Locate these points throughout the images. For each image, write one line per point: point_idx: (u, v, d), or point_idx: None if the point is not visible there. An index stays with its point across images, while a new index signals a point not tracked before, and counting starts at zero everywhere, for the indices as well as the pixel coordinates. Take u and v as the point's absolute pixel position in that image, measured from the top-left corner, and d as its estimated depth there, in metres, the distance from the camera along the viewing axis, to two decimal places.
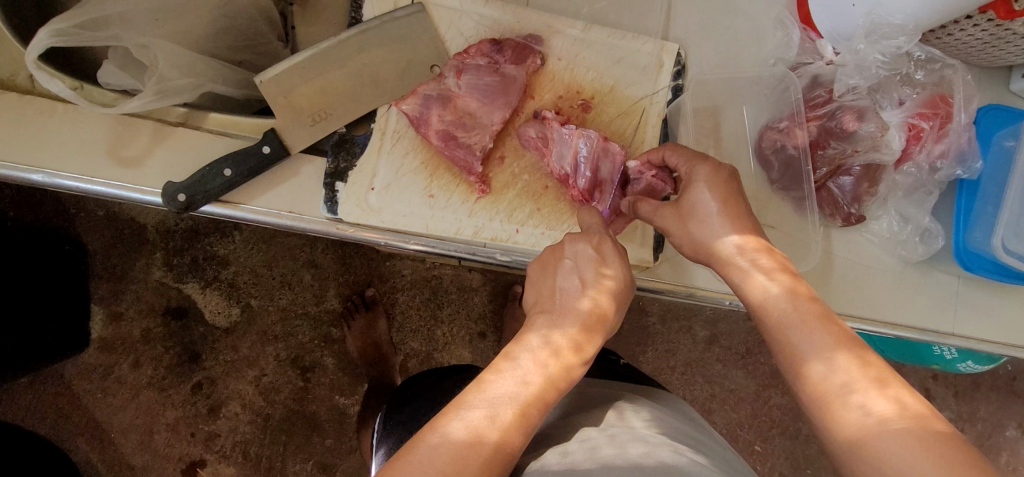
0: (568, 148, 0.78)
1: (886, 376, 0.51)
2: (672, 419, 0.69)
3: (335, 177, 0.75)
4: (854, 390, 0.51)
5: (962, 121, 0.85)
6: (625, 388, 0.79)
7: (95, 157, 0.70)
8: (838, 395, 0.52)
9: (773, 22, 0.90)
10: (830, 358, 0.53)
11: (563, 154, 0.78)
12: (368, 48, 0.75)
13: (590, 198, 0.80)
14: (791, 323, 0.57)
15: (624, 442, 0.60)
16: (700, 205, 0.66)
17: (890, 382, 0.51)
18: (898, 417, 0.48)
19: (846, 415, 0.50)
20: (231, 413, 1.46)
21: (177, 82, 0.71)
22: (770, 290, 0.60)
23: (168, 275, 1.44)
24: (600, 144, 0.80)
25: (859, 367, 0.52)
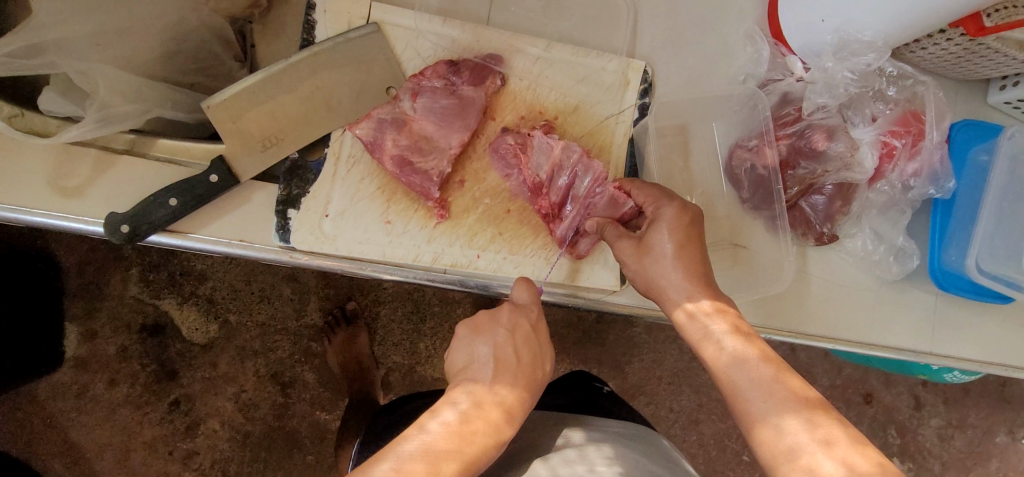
0: (545, 156, 0.78)
1: (837, 435, 0.51)
2: (634, 455, 0.68)
3: (287, 204, 0.73)
4: (802, 453, 0.51)
5: (935, 139, 0.83)
6: (594, 422, 0.77)
7: (33, 187, 0.67)
8: (785, 460, 0.52)
9: (742, 37, 0.87)
10: (777, 423, 0.54)
11: (540, 162, 0.78)
12: (320, 71, 0.73)
13: (560, 212, 0.80)
14: (744, 383, 0.57)
15: None
16: (657, 247, 0.68)
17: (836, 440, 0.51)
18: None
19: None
20: (209, 431, 1.43)
21: (121, 109, 0.69)
22: (723, 351, 0.61)
23: (144, 291, 1.41)
24: (581, 158, 0.79)
25: (807, 430, 0.52)
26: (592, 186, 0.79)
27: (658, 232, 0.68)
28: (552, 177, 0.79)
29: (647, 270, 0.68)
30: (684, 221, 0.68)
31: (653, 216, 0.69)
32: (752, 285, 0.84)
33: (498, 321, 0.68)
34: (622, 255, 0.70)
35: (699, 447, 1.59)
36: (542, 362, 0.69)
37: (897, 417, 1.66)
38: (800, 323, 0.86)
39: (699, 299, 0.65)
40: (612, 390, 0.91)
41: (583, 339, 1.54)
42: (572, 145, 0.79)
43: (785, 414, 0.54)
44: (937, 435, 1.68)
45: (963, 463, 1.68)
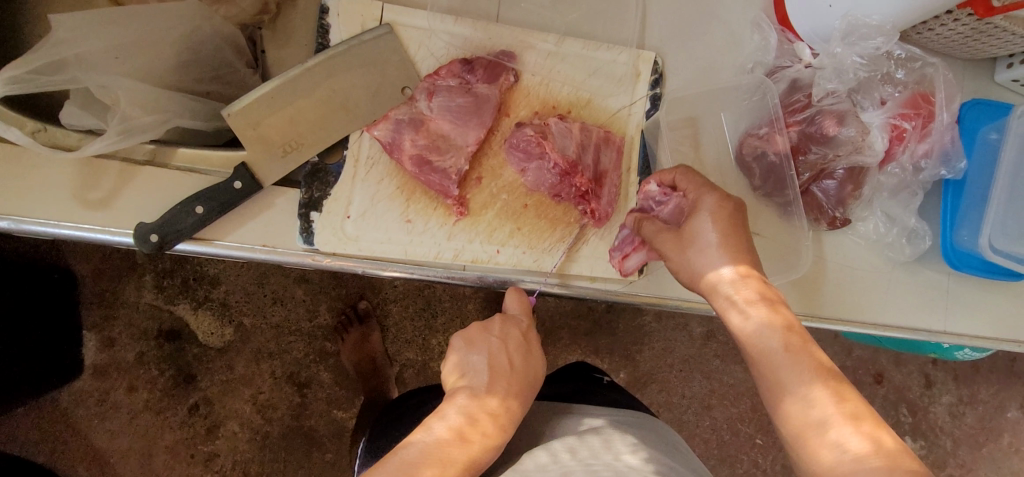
0: (568, 138, 0.80)
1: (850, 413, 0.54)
2: (651, 443, 0.70)
3: (309, 207, 0.74)
4: (830, 427, 0.54)
5: (945, 120, 0.84)
6: (610, 412, 0.78)
7: (60, 200, 0.69)
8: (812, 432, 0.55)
9: (749, 26, 0.88)
10: (805, 394, 0.57)
11: (565, 144, 0.80)
12: (336, 73, 0.73)
13: (594, 189, 0.82)
14: (773, 359, 0.60)
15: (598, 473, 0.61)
16: (701, 235, 0.67)
17: (855, 421, 0.54)
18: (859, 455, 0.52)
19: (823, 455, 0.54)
20: (229, 433, 1.45)
21: (142, 120, 0.70)
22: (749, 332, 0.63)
23: (159, 298, 1.43)
24: (599, 134, 0.82)
25: (835, 404, 0.55)
26: (615, 157, 0.83)
27: (700, 220, 0.67)
28: (580, 156, 0.81)
29: (688, 258, 0.68)
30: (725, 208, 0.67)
31: (694, 202, 0.68)
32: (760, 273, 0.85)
33: (491, 333, 0.73)
34: (663, 248, 0.70)
35: (714, 432, 1.60)
36: (533, 371, 0.72)
37: (909, 396, 1.68)
38: (813, 305, 0.87)
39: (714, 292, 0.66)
40: (611, 380, 0.94)
41: (594, 329, 1.56)
42: (589, 125, 0.82)
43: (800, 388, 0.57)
44: (948, 412, 1.69)
45: (975, 439, 1.70)
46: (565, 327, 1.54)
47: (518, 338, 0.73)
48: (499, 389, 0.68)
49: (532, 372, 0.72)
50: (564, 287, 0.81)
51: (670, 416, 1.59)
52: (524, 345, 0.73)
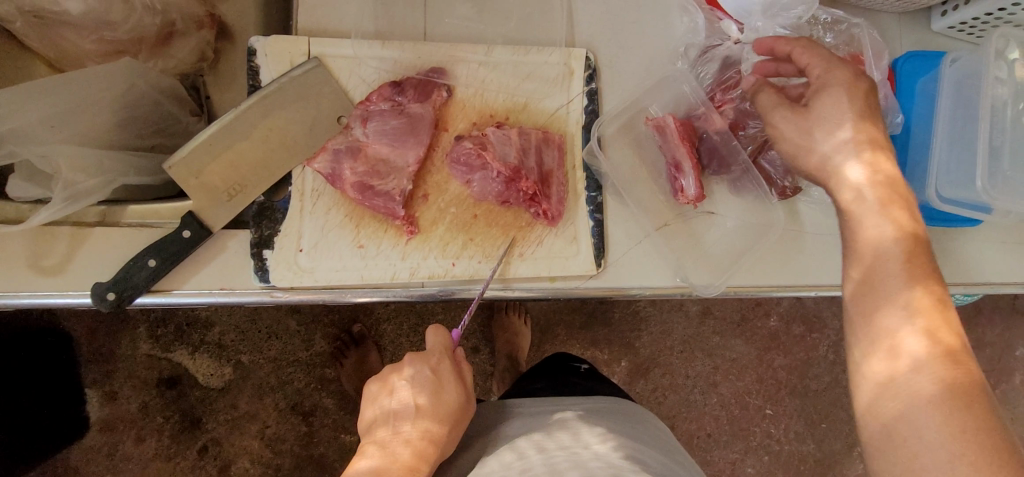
0: (507, 145, 0.81)
1: (931, 315, 0.60)
2: (620, 429, 0.73)
3: (261, 245, 0.76)
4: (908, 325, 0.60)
5: (878, 79, 0.84)
6: (576, 399, 0.80)
7: (17, 270, 0.70)
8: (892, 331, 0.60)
9: (677, 8, 0.89)
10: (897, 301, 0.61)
11: (505, 150, 0.81)
12: (272, 112, 0.75)
13: (542, 191, 0.82)
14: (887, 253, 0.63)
15: (560, 466, 0.64)
16: (825, 112, 0.69)
17: (936, 325, 0.59)
18: (930, 358, 0.57)
19: (910, 346, 0.59)
20: (241, 470, 1.47)
21: (86, 183, 0.72)
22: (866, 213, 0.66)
23: (155, 347, 1.45)
24: (537, 136, 0.83)
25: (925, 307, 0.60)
26: (557, 156, 0.84)
27: (830, 96, 0.69)
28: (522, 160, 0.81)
29: (811, 134, 0.70)
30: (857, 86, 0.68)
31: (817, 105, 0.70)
32: (715, 261, 0.86)
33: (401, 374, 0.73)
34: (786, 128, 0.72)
35: (723, 409, 1.60)
36: (449, 407, 0.72)
37: None
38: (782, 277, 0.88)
39: None
40: (589, 367, 0.97)
41: (589, 321, 1.56)
42: (526, 129, 0.83)
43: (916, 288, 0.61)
44: None
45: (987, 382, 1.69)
46: (560, 323, 1.56)
47: (426, 376, 0.73)
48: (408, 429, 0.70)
49: (445, 406, 0.72)
50: (523, 289, 0.82)
51: (677, 398, 1.59)
52: (434, 381, 0.73)
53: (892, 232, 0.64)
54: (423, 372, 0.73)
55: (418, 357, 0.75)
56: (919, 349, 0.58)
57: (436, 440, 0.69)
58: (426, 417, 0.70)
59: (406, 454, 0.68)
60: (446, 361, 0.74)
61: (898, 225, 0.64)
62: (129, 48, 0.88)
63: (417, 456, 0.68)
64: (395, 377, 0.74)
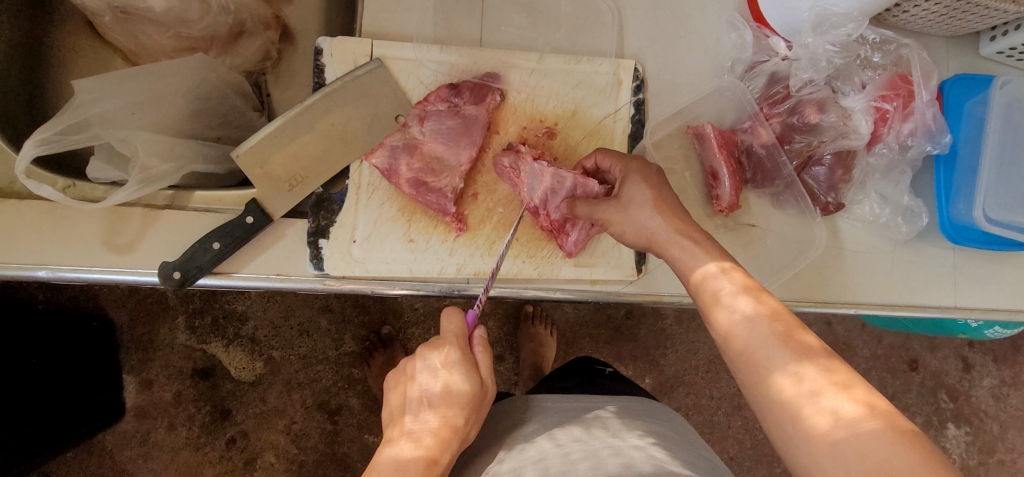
0: (536, 182, 0.80)
1: (853, 380, 0.52)
2: (654, 428, 0.74)
3: (317, 234, 0.79)
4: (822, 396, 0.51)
5: (925, 99, 0.85)
6: (607, 399, 0.82)
7: (91, 247, 0.75)
8: (805, 401, 0.51)
9: (724, 25, 0.91)
10: (795, 370, 0.53)
11: (533, 186, 0.80)
12: (334, 109, 0.79)
13: (562, 228, 0.83)
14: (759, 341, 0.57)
15: (599, 457, 0.65)
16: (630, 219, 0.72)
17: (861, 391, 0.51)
18: (867, 417, 0.48)
19: (815, 423, 0.50)
20: (266, 464, 1.50)
21: (160, 168, 0.76)
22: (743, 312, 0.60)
23: (191, 338, 1.49)
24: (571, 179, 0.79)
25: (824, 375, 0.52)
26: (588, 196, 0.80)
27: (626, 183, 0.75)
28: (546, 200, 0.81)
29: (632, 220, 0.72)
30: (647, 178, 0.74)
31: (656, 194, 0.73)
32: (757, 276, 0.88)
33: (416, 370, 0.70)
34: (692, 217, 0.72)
35: (746, 432, 1.60)
36: (472, 392, 0.67)
37: (947, 381, 1.64)
38: (822, 294, 0.89)
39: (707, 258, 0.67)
40: (614, 370, 0.98)
41: (616, 336, 1.57)
42: (562, 170, 0.79)
43: (785, 367, 0.54)
44: (991, 395, 1.65)
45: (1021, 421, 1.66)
46: (586, 336, 1.56)
47: (439, 366, 0.69)
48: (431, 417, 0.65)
49: (463, 391, 0.67)
50: (566, 291, 0.83)
51: (700, 418, 1.59)
52: (447, 370, 0.68)
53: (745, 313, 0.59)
54: (435, 363, 0.69)
55: (429, 350, 0.71)
56: (823, 426, 0.50)
57: (462, 422, 0.66)
58: (440, 406, 0.66)
59: (429, 441, 0.63)
60: (456, 349, 0.70)
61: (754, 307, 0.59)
62: (200, 45, 0.93)
63: (438, 445, 0.63)
64: (409, 375, 0.70)
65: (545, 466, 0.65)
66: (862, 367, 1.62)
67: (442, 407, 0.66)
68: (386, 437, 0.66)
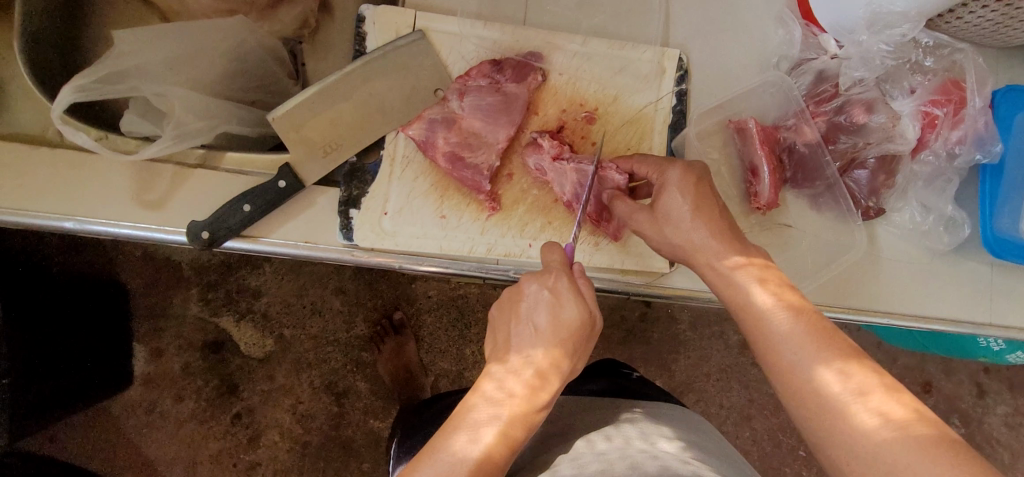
0: (564, 180, 0.79)
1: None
2: (684, 432, 0.72)
3: (349, 204, 0.78)
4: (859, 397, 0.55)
5: (977, 105, 0.83)
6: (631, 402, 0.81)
7: (121, 201, 0.74)
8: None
9: (773, 21, 0.90)
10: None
11: (561, 184, 0.80)
12: (372, 78, 0.77)
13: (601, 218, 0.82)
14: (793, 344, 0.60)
15: (639, 460, 0.62)
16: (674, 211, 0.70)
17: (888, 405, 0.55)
18: (898, 423, 0.53)
19: (863, 422, 0.54)
20: (270, 442, 1.49)
21: (193, 125, 0.75)
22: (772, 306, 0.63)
23: (204, 310, 1.49)
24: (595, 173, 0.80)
25: (851, 375, 0.57)
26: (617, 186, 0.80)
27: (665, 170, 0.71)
28: (576, 195, 0.80)
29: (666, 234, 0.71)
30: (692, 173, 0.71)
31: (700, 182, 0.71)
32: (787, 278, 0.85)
33: (521, 299, 0.66)
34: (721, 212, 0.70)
35: (753, 443, 1.56)
36: (581, 328, 0.64)
37: (960, 406, 1.60)
38: (856, 302, 0.86)
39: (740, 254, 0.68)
40: (640, 375, 0.95)
41: (628, 337, 1.55)
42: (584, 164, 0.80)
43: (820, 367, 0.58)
44: (1004, 423, 1.62)
45: None
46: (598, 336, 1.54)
47: (547, 298, 0.64)
48: (538, 352, 0.63)
49: (569, 326, 0.64)
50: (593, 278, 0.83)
51: None
52: (553, 302, 0.64)
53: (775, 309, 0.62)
54: (541, 294, 0.65)
55: (535, 277, 0.66)
56: (870, 425, 0.53)
57: (565, 361, 0.63)
58: (549, 337, 0.63)
59: (531, 378, 0.61)
60: (565, 279, 0.65)
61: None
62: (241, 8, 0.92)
63: (544, 378, 0.62)
64: (513, 302, 0.66)
65: (581, 463, 0.63)
66: None
67: (547, 347, 0.63)
68: (492, 359, 0.65)
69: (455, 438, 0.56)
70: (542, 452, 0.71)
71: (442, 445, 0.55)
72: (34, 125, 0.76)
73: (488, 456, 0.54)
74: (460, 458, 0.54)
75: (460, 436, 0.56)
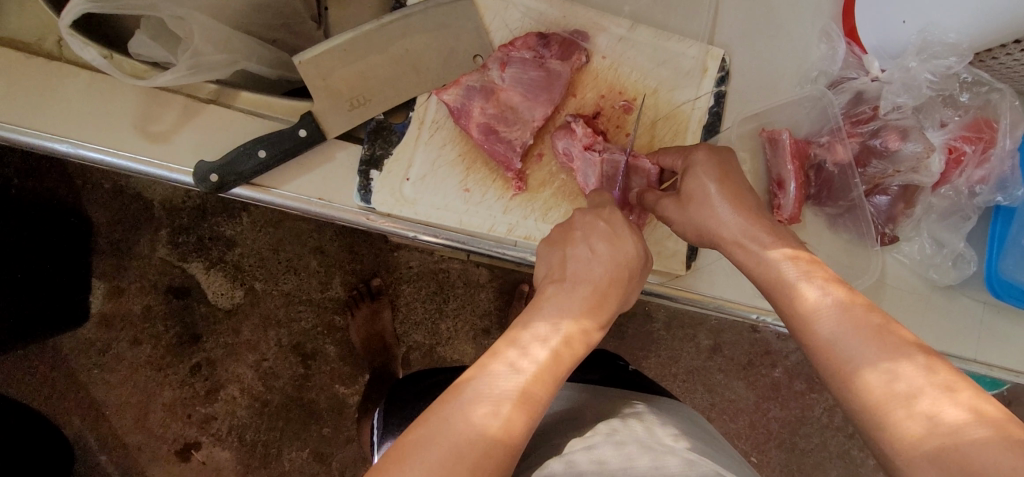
0: (592, 169, 0.76)
1: (956, 381, 0.49)
2: (688, 430, 0.71)
3: (370, 165, 0.73)
4: (920, 399, 0.49)
5: (1007, 147, 0.84)
6: (631, 395, 0.80)
7: (122, 129, 0.68)
8: (899, 405, 0.49)
9: (818, 35, 0.88)
10: (889, 369, 0.51)
11: (588, 173, 0.76)
12: (410, 34, 0.73)
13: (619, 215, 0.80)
14: (840, 335, 0.55)
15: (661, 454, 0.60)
16: (698, 191, 0.67)
17: (977, 400, 0.47)
18: (976, 424, 0.46)
19: (908, 428, 0.48)
20: (229, 397, 1.42)
21: (211, 57, 0.69)
22: (823, 303, 0.57)
23: (172, 253, 1.40)
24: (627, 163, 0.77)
25: (925, 375, 0.50)
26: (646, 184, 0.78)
27: (693, 177, 0.68)
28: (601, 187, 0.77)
29: (693, 216, 0.68)
30: (717, 159, 0.68)
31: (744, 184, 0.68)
32: None
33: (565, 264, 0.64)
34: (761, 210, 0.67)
35: None
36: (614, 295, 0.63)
37: None
38: None
39: (780, 248, 0.63)
40: (634, 368, 0.95)
41: None
42: (615, 154, 0.77)
43: (877, 366, 0.52)
44: None
45: None
46: None
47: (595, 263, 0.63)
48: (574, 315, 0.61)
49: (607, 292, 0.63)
50: None
51: None
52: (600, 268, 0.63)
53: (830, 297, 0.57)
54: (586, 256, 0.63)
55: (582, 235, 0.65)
56: (924, 431, 0.47)
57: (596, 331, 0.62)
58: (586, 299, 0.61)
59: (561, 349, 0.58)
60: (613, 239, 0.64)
61: (844, 298, 0.57)
62: None
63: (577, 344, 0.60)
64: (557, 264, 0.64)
65: (599, 456, 0.60)
66: (828, 404, 1.62)
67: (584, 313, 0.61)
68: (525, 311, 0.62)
69: (472, 406, 0.52)
70: (545, 444, 0.69)
71: (458, 413, 0.52)
72: (28, 31, 0.68)
73: (511, 442, 0.52)
74: (477, 432, 0.50)
75: (481, 408, 0.52)
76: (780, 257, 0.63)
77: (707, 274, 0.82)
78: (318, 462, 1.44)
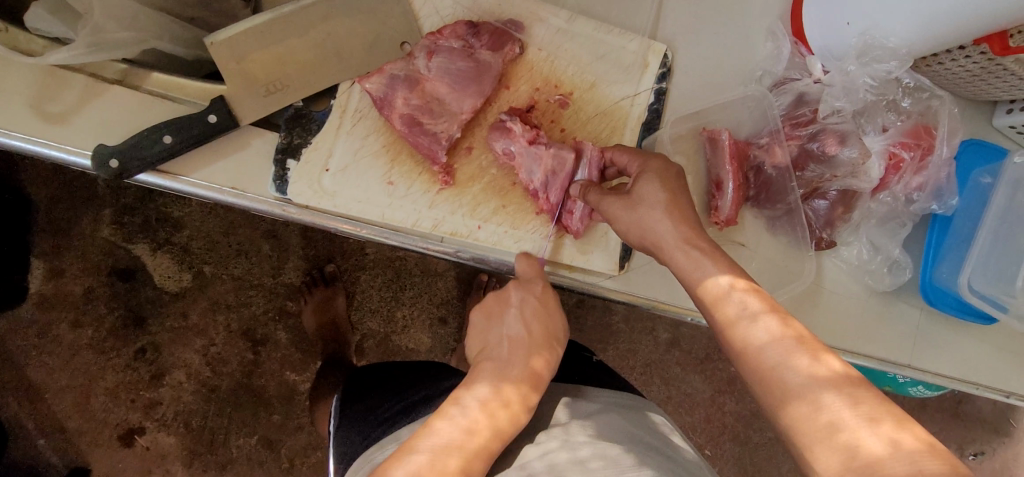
0: (535, 164, 0.74)
1: (881, 411, 0.48)
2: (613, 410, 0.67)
3: (287, 153, 0.70)
4: (843, 429, 0.48)
5: (943, 155, 0.83)
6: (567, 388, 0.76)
7: (15, 108, 0.64)
8: (824, 436, 0.49)
9: (764, 33, 0.86)
10: (817, 397, 0.50)
11: (532, 169, 0.75)
12: (333, 17, 0.69)
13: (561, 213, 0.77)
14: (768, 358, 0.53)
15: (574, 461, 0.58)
16: (650, 196, 0.65)
17: (899, 433, 0.46)
18: (896, 458, 0.45)
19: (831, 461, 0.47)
20: (175, 382, 1.38)
21: (117, 35, 0.65)
22: (757, 336, 0.55)
23: (116, 233, 1.35)
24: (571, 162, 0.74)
25: (851, 407, 0.49)
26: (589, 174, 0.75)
27: (646, 182, 0.66)
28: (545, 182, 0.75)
29: (642, 218, 0.65)
30: (667, 172, 0.67)
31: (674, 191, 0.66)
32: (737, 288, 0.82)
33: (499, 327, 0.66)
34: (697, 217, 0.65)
35: None
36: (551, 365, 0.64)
37: None
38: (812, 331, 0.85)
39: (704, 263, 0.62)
40: (598, 359, 0.91)
41: None
42: (562, 151, 0.75)
43: (805, 393, 0.51)
44: None
45: None
46: None
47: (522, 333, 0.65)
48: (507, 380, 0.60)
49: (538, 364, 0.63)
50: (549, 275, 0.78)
51: None
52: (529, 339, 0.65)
53: (764, 328, 0.55)
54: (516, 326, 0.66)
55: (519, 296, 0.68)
56: (843, 464, 0.47)
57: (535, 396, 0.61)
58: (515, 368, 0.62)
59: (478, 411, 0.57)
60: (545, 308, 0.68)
61: (777, 327, 0.55)
62: None
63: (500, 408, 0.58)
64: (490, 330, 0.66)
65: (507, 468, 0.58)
66: None
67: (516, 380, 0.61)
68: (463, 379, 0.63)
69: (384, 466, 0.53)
70: None
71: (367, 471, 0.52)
72: None
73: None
74: None
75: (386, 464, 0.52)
76: (726, 285, 0.60)
77: (642, 273, 0.79)
78: (267, 449, 1.41)
